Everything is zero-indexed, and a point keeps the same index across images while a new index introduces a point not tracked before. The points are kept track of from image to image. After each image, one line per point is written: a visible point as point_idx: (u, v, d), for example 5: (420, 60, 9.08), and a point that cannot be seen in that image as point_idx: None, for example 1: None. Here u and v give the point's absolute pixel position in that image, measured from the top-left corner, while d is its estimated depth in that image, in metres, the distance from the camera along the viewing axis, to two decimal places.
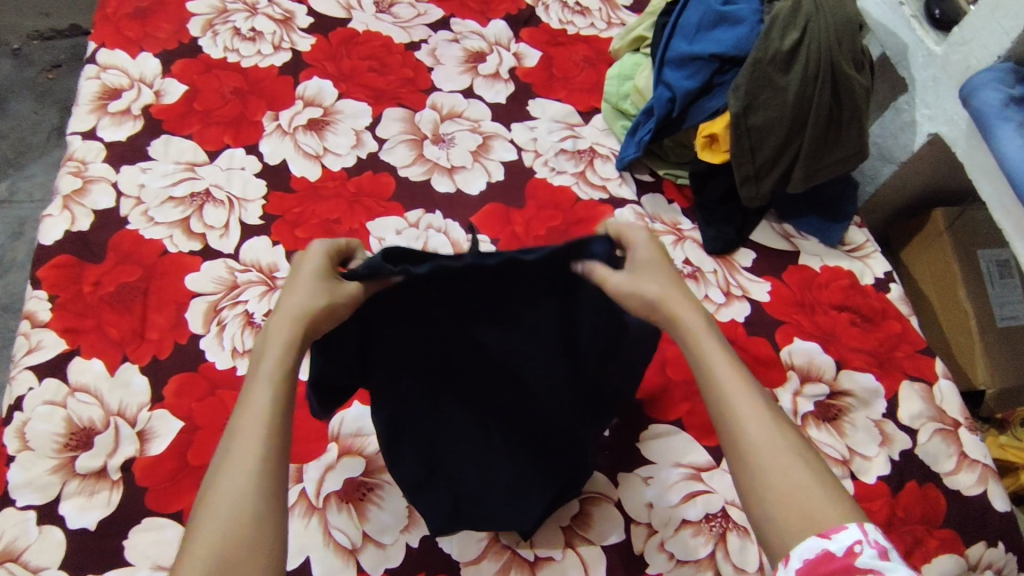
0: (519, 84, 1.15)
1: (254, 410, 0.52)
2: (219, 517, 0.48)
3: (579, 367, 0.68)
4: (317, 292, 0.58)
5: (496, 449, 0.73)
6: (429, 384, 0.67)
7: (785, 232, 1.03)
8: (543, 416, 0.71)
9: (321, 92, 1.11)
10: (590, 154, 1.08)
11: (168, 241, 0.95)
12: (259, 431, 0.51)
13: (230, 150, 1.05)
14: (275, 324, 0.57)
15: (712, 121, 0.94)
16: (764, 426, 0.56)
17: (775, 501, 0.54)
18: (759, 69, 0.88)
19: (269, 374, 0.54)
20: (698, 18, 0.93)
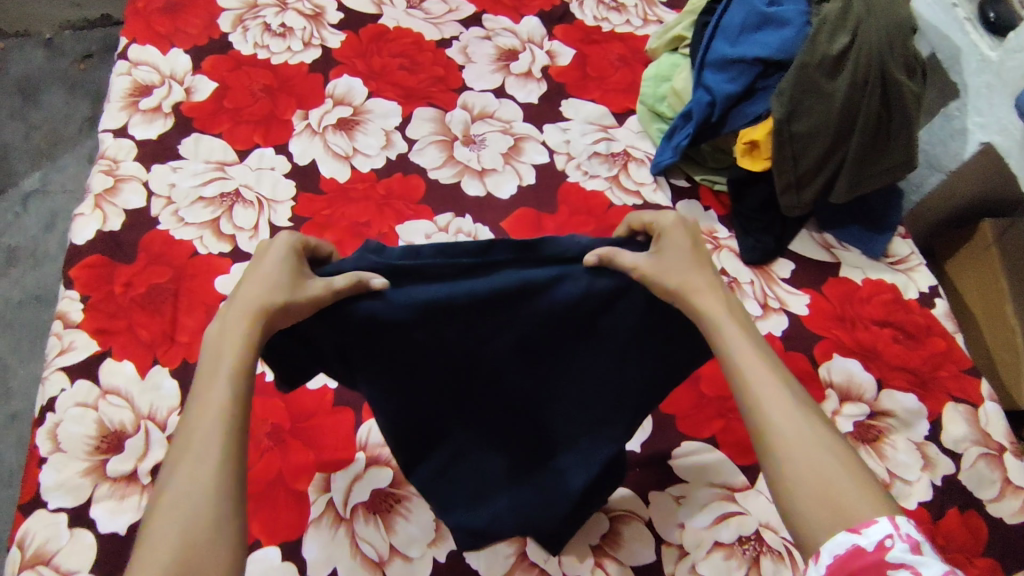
0: (551, 83, 1.12)
1: (209, 408, 0.51)
2: (178, 516, 0.47)
3: (592, 379, 0.68)
4: (278, 283, 0.57)
5: (506, 456, 0.74)
6: (437, 391, 0.68)
7: (825, 242, 1.00)
8: (554, 423, 0.71)
9: (352, 90, 1.10)
10: (624, 157, 1.05)
11: (198, 242, 0.95)
12: (214, 428, 0.50)
13: (260, 149, 1.04)
14: (232, 317, 0.56)
15: (754, 127, 0.90)
16: (789, 415, 0.53)
17: (803, 489, 0.50)
18: (805, 73, 0.83)
19: (230, 370, 0.53)
20: (741, 19, 0.89)
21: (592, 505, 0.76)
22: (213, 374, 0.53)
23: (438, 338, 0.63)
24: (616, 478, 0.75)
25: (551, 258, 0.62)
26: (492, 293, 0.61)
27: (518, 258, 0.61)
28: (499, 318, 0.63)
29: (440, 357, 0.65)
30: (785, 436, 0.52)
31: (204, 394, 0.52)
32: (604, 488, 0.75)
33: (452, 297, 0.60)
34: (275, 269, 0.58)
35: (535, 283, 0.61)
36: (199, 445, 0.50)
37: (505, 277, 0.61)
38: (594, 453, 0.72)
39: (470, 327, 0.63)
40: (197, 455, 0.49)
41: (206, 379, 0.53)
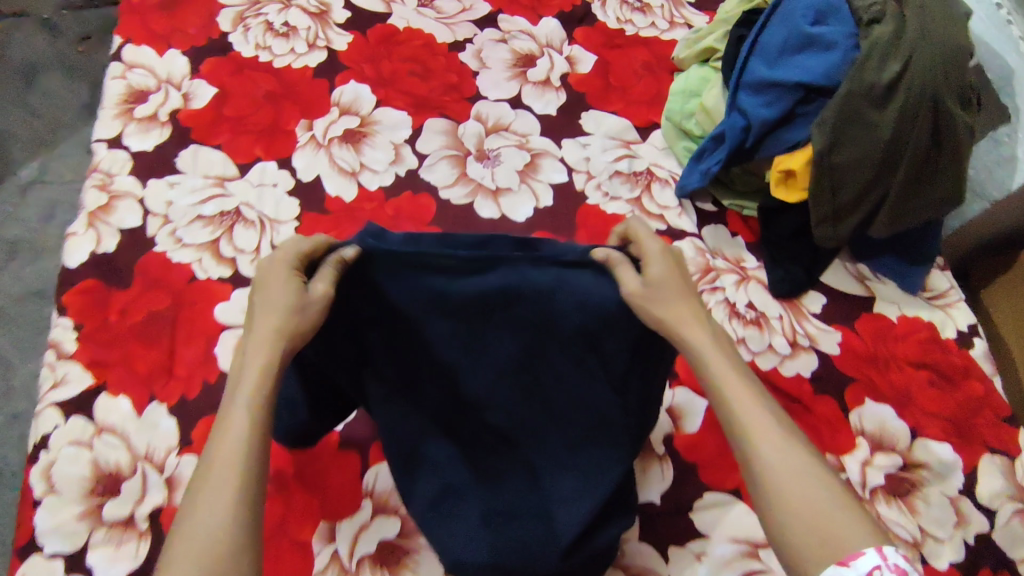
0: (571, 92, 1.05)
1: (229, 441, 0.50)
2: (193, 555, 0.45)
3: (595, 398, 0.65)
4: (283, 296, 0.56)
5: (500, 486, 0.68)
6: (432, 403, 0.67)
7: (859, 274, 0.94)
8: (550, 447, 0.68)
9: (358, 98, 1.03)
10: (648, 177, 0.99)
11: (196, 265, 0.91)
12: (236, 458, 0.49)
13: (261, 163, 0.98)
14: (253, 341, 0.55)
15: (791, 155, 0.84)
16: (774, 443, 0.54)
17: (793, 518, 0.50)
18: (851, 102, 0.76)
19: (248, 400, 0.52)
20: (782, 39, 0.82)
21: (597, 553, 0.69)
22: (235, 401, 0.52)
23: (434, 337, 0.63)
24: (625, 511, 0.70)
25: (544, 260, 0.60)
26: (489, 289, 0.60)
27: (517, 260, 0.60)
28: (501, 319, 0.62)
29: (437, 361, 0.64)
30: (772, 464, 0.53)
31: (224, 425, 0.51)
32: (610, 528, 0.68)
33: (448, 290, 0.60)
34: (282, 278, 0.57)
35: (544, 293, 0.61)
36: (215, 479, 0.48)
37: (495, 278, 0.60)
38: (591, 479, 0.67)
39: (467, 324, 0.62)
40: (212, 488, 0.48)
41: (227, 408, 0.52)
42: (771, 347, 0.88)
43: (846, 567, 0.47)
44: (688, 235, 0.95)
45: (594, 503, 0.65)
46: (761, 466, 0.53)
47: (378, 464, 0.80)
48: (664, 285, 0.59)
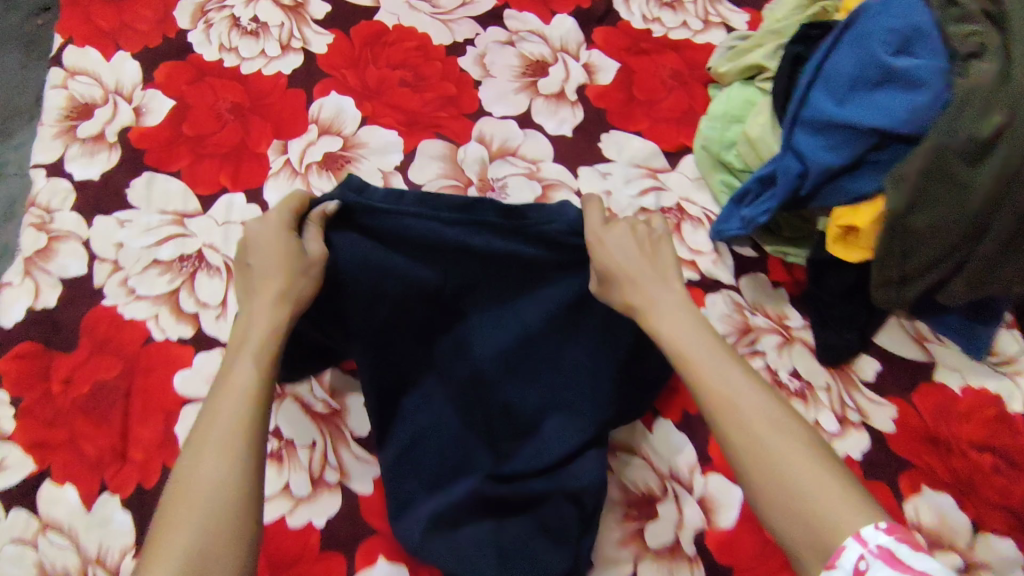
0: (588, 108, 0.91)
1: (232, 398, 0.55)
2: (200, 507, 0.49)
3: (566, 355, 0.73)
4: (283, 254, 0.62)
5: (479, 435, 0.73)
6: (416, 356, 0.73)
7: (918, 334, 0.84)
8: (526, 401, 0.74)
9: (340, 115, 0.88)
10: (678, 214, 0.85)
11: (152, 323, 0.78)
12: (241, 409, 0.54)
13: (227, 196, 0.84)
14: (258, 301, 0.61)
15: (855, 211, 0.70)
16: (755, 421, 0.53)
17: (777, 499, 0.50)
18: (941, 159, 0.62)
19: (254, 357, 0.58)
20: (856, 70, 0.68)
21: (544, 516, 0.71)
22: (239, 358, 0.58)
23: (414, 292, 0.68)
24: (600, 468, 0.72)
25: (532, 229, 0.66)
26: (467, 247, 0.66)
27: (497, 227, 0.66)
28: (479, 268, 0.68)
29: (421, 315, 0.70)
30: (751, 442, 0.52)
31: (227, 384, 0.56)
32: (564, 483, 0.71)
33: (428, 246, 0.66)
34: (277, 235, 0.63)
35: (527, 260, 0.68)
36: (210, 434, 0.53)
37: (474, 240, 0.66)
38: (578, 415, 0.73)
39: (449, 281, 0.69)
40: (205, 445, 0.52)
41: (231, 363, 0.58)
42: (818, 425, 0.78)
43: (834, 568, 0.46)
44: (724, 287, 0.82)
45: (573, 438, 0.72)
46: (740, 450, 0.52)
47: (368, 568, 0.70)
48: (626, 258, 0.63)
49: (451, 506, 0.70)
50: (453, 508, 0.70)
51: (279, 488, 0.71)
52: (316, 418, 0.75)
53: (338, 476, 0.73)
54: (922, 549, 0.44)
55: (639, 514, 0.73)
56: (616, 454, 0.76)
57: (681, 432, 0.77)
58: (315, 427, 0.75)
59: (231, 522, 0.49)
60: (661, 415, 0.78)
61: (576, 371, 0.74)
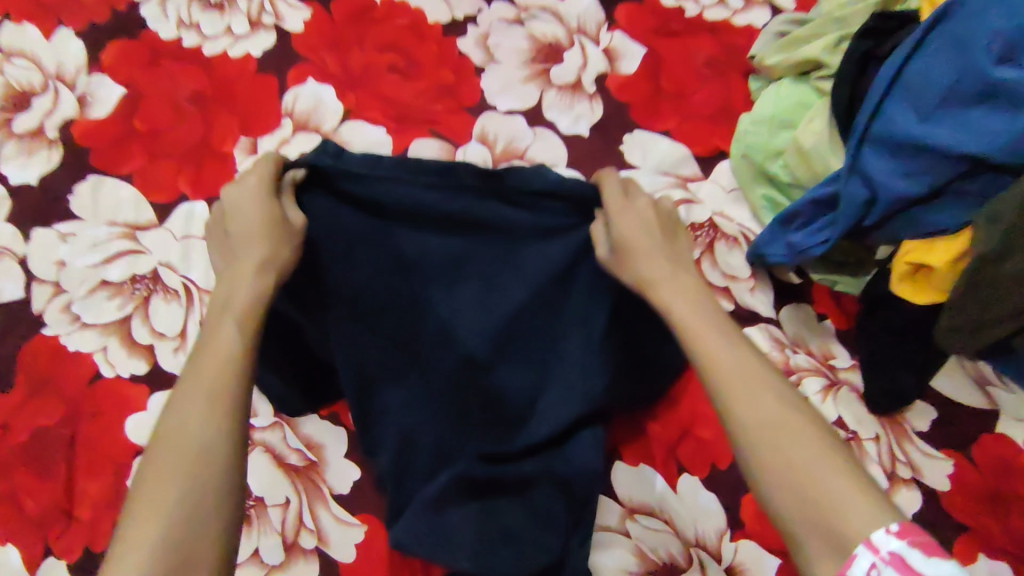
0: (608, 102, 0.78)
1: (215, 355, 0.48)
2: (176, 471, 0.43)
3: (568, 345, 0.63)
4: (259, 217, 0.54)
5: (462, 419, 0.64)
6: (398, 339, 0.62)
7: (980, 377, 0.73)
8: (517, 383, 0.64)
9: (319, 107, 0.76)
10: (711, 232, 0.73)
11: (101, 357, 0.68)
12: (223, 363, 0.48)
13: (187, 205, 0.72)
14: (236, 269, 0.53)
15: (929, 247, 0.60)
16: (756, 399, 0.47)
17: (780, 488, 0.45)
18: None
19: (239, 323, 0.50)
20: (951, 83, 0.55)
21: (535, 504, 0.63)
22: (220, 316, 0.51)
23: (390, 258, 0.60)
24: (595, 455, 0.63)
25: (513, 192, 0.58)
26: (445, 214, 0.59)
27: (478, 192, 0.57)
28: (465, 232, 0.60)
29: (400, 292, 0.61)
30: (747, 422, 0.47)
31: (208, 345, 0.49)
32: (554, 467, 0.63)
33: (411, 212, 0.59)
34: (252, 197, 0.55)
35: (510, 228, 0.60)
36: (192, 395, 0.46)
37: (452, 205, 0.58)
38: (562, 400, 0.63)
39: (436, 250, 0.60)
40: (187, 406, 0.46)
41: (212, 321, 0.51)
42: None
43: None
44: (762, 321, 0.72)
45: (564, 419, 0.62)
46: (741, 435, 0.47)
47: None
48: (637, 234, 0.56)
49: (435, 493, 0.62)
50: (438, 493, 0.62)
51: (248, 553, 0.63)
52: (290, 472, 0.65)
53: (315, 540, 0.64)
54: (939, 553, 0.39)
55: None
56: (633, 516, 0.66)
57: (708, 489, 0.67)
58: (289, 481, 0.65)
59: (214, 497, 0.43)
60: (685, 468, 0.68)
61: (579, 362, 0.63)
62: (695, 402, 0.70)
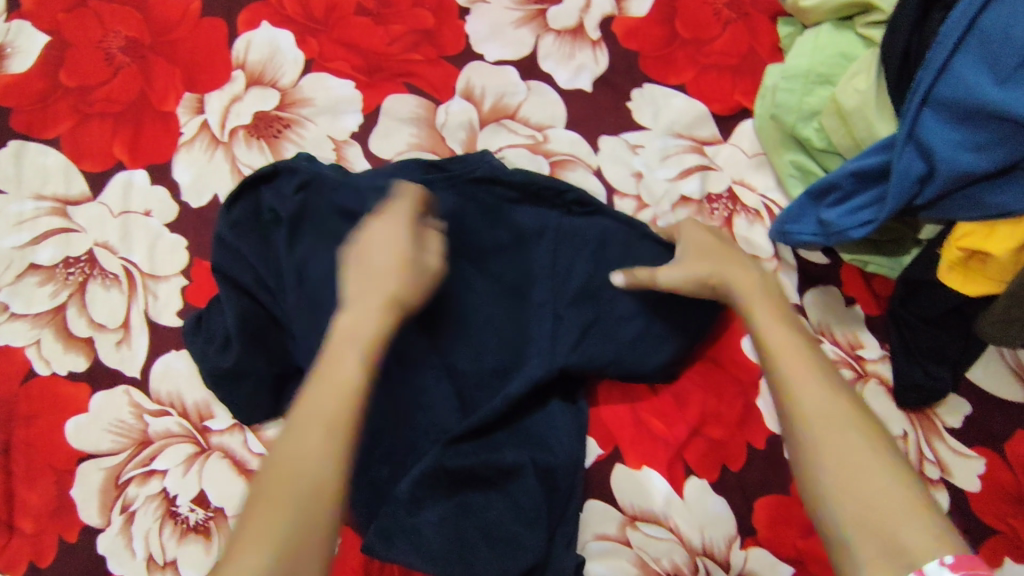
0: (613, 49, 0.67)
1: (331, 388, 0.40)
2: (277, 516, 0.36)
3: (534, 325, 0.58)
4: (399, 258, 0.47)
5: (433, 411, 0.56)
6: None
7: (1019, 367, 0.65)
8: (481, 358, 0.58)
9: (275, 56, 0.65)
10: (729, 204, 0.64)
11: (33, 352, 0.60)
12: (336, 404, 0.40)
13: (126, 175, 0.63)
14: (367, 297, 0.45)
15: (987, 231, 0.51)
16: (811, 370, 0.44)
17: (827, 466, 0.40)
18: None
19: (363, 354, 0.42)
20: None
21: (519, 510, 0.55)
22: (342, 352, 0.42)
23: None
24: (579, 442, 0.58)
25: (458, 180, 0.60)
26: None
27: (428, 181, 0.59)
28: None
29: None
30: (798, 389, 0.43)
31: (326, 375, 0.41)
32: (532, 450, 0.57)
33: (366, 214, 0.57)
34: (391, 232, 0.48)
35: (459, 217, 0.58)
36: (305, 433, 0.39)
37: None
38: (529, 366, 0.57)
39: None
40: (303, 432, 0.39)
41: (333, 354, 0.42)
42: None
43: None
44: None
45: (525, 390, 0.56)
46: (792, 407, 0.42)
47: None
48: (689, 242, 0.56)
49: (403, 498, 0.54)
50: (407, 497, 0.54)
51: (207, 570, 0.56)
52: (252, 479, 0.58)
53: None
54: None
55: None
56: (634, 524, 0.59)
57: (717, 493, 0.60)
58: None
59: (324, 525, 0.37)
60: (693, 472, 0.60)
61: (546, 338, 0.57)
62: (708, 400, 0.61)
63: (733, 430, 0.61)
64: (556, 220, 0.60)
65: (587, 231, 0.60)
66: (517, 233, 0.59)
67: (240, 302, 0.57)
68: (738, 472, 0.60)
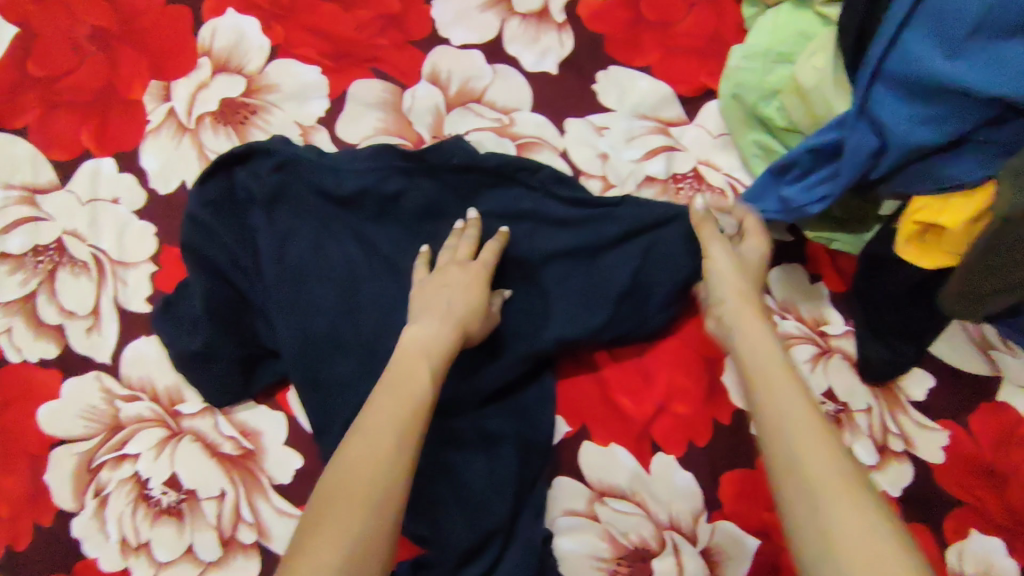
0: (578, 32, 0.67)
1: (405, 395, 0.46)
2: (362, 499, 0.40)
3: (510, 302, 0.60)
4: (475, 302, 0.54)
5: None
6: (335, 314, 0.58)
7: (982, 341, 0.66)
8: None
9: (241, 43, 0.65)
10: (694, 183, 0.65)
11: (5, 340, 0.60)
12: (412, 402, 0.45)
13: (94, 163, 0.63)
14: (435, 309, 0.53)
15: (938, 205, 0.52)
16: (805, 415, 0.42)
17: (800, 465, 0.40)
18: None
19: (432, 369, 0.48)
20: (985, 11, 0.45)
21: (488, 488, 0.56)
22: (417, 360, 0.48)
23: (346, 237, 0.59)
24: (548, 422, 0.59)
25: (434, 168, 0.60)
26: (377, 197, 0.60)
27: (407, 171, 0.60)
28: (386, 204, 0.60)
29: (337, 263, 0.58)
30: (815, 473, 0.39)
31: (402, 382, 0.47)
32: (518, 422, 0.59)
33: (347, 198, 0.59)
34: (470, 280, 0.55)
35: (437, 205, 0.60)
36: (382, 430, 0.43)
37: (385, 187, 0.59)
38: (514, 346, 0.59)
39: (373, 234, 0.60)
40: (376, 437, 0.43)
41: (406, 363, 0.48)
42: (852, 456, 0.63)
43: None
44: None
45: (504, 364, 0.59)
46: (771, 417, 0.43)
47: None
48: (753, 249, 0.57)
49: None
50: None
51: (181, 551, 0.57)
52: (223, 462, 0.59)
53: (255, 534, 0.58)
54: None
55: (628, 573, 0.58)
56: (602, 499, 0.60)
57: (684, 468, 0.61)
58: (223, 472, 0.59)
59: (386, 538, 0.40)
60: (660, 447, 0.61)
61: (523, 319, 0.60)
62: (675, 376, 0.62)
63: (699, 406, 0.62)
64: (534, 202, 0.61)
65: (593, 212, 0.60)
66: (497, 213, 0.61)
67: (212, 285, 0.58)
68: (704, 449, 0.61)
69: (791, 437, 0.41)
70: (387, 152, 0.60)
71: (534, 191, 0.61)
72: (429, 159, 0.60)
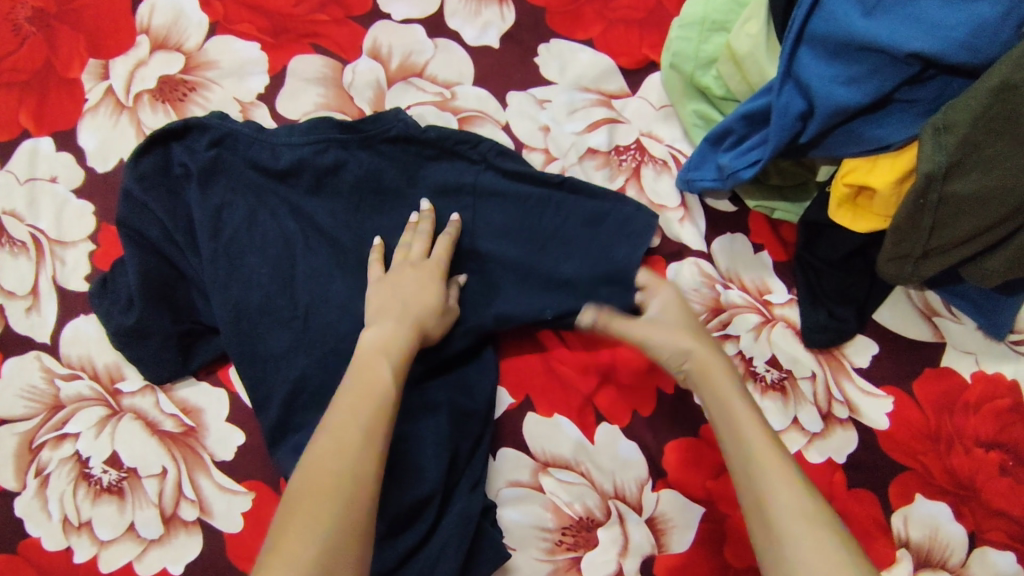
0: (520, 6, 0.67)
1: (374, 395, 0.46)
2: (336, 492, 0.40)
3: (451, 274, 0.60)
4: (428, 287, 0.55)
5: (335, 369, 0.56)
6: (274, 288, 0.58)
7: (926, 308, 0.66)
8: None
9: (179, 21, 0.65)
10: (637, 155, 0.65)
11: None
12: (380, 400, 0.46)
13: (33, 142, 0.63)
14: (388, 309, 0.53)
15: (870, 165, 0.52)
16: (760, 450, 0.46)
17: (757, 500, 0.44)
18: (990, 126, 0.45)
19: (394, 366, 0.49)
20: None
21: (427, 459, 0.56)
22: (374, 358, 0.49)
23: (284, 212, 0.59)
24: (489, 393, 0.60)
25: (372, 140, 0.60)
26: (314, 171, 0.60)
27: (343, 142, 0.60)
28: (325, 179, 0.60)
29: (274, 238, 0.59)
30: (784, 525, 0.42)
31: (360, 379, 0.47)
32: (455, 393, 0.59)
33: (285, 172, 0.59)
34: (422, 275, 0.56)
35: (376, 176, 0.60)
36: (348, 420, 0.44)
37: (321, 159, 0.59)
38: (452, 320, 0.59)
39: (311, 209, 0.60)
40: (341, 430, 0.43)
41: (365, 363, 0.49)
42: (796, 423, 0.62)
43: None
44: (693, 254, 0.64)
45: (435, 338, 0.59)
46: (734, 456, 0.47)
47: None
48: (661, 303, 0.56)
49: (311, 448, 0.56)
50: None
51: (123, 529, 0.57)
52: (164, 440, 0.59)
53: (197, 511, 0.58)
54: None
55: (574, 543, 0.58)
56: (547, 470, 0.60)
57: (628, 438, 0.61)
58: (165, 450, 0.58)
59: (362, 526, 0.40)
60: (603, 417, 0.61)
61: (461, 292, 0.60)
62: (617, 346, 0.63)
63: (643, 376, 0.62)
64: (473, 176, 0.61)
65: (525, 189, 0.60)
66: (436, 187, 0.61)
67: (147, 260, 0.58)
68: (647, 419, 0.61)
69: (760, 492, 0.44)
70: (327, 125, 0.60)
71: (474, 163, 0.61)
72: (368, 129, 0.60)
